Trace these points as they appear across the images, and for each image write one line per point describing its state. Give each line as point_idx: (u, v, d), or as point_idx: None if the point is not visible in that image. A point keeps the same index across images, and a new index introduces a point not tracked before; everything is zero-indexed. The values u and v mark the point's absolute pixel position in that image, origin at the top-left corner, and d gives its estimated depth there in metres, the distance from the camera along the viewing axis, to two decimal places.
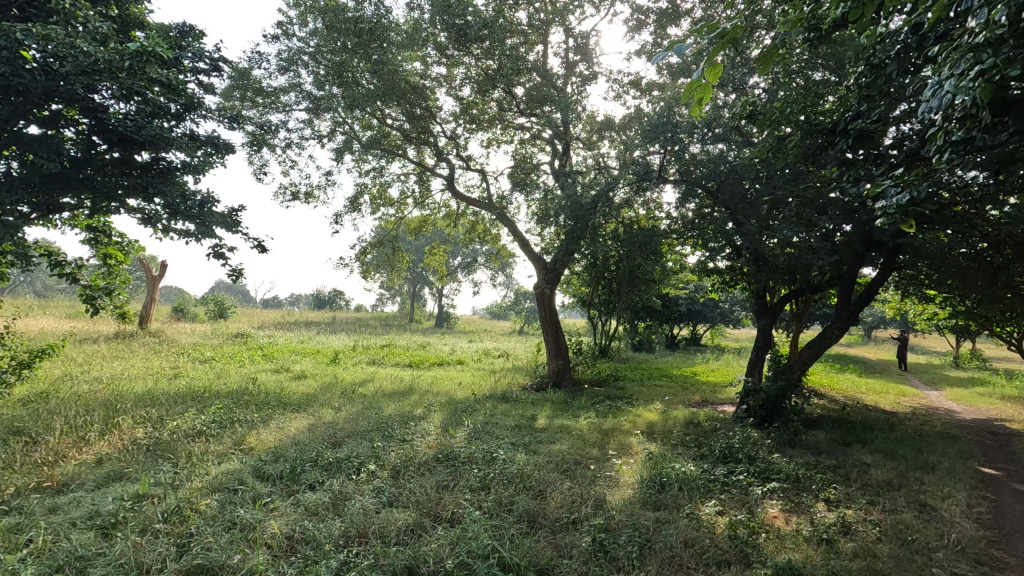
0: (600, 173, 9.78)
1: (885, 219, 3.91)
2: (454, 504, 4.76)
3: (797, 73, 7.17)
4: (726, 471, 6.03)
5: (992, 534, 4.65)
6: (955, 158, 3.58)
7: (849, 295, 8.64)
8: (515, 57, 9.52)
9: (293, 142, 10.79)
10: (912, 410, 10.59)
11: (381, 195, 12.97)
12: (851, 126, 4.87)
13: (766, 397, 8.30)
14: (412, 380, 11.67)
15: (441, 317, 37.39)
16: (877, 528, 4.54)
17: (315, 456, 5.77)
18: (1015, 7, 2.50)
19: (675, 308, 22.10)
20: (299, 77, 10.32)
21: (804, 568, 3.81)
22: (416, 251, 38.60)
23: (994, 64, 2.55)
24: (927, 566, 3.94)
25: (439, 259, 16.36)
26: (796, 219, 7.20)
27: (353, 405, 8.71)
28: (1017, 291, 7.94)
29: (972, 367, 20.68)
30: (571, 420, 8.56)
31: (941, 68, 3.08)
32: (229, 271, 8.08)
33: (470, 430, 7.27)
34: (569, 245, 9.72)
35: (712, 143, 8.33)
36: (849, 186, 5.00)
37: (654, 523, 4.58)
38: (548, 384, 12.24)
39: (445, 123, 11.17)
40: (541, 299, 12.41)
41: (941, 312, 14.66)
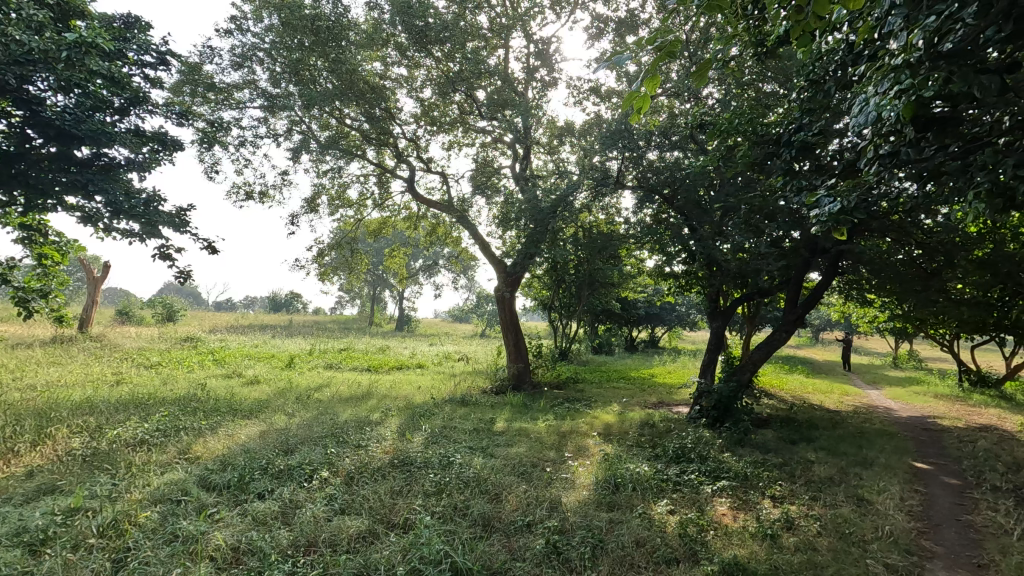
0: (560, 178, 9.89)
1: (820, 227, 4.13)
2: (408, 510, 4.70)
3: (748, 86, 7.46)
4: (679, 471, 6.18)
5: (922, 526, 4.93)
6: (884, 171, 3.81)
7: (796, 298, 8.97)
8: (475, 61, 9.54)
9: (247, 141, 10.50)
10: (854, 409, 11.09)
11: (340, 196, 12.75)
12: (794, 138, 5.11)
13: (718, 398, 8.57)
14: (369, 384, 11.49)
15: (402, 320, 36.98)
16: (818, 523, 4.75)
17: (265, 464, 5.61)
18: (929, 32, 2.70)
19: (634, 311, 22.54)
20: (253, 74, 10.06)
21: (748, 564, 3.92)
22: (375, 253, 38.14)
23: (911, 84, 2.75)
24: (862, 557, 4.14)
25: (399, 262, 16.16)
26: (745, 226, 7.50)
27: (308, 410, 8.52)
28: (948, 295, 8.45)
29: (909, 367, 21.86)
30: (529, 423, 8.60)
31: (868, 86, 3.29)
32: (177, 273, 7.76)
33: (428, 435, 7.22)
34: (529, 248, 9.80)
35: (668, 151, 8.65)
36: (792, 195, 5.24)
37: (607, 523, 4.64)
38: (507, 387, 12.25)
39: (405, 125, 11.09)
40: (500, 302, 12.44)
41: (881, 315, 15.45)
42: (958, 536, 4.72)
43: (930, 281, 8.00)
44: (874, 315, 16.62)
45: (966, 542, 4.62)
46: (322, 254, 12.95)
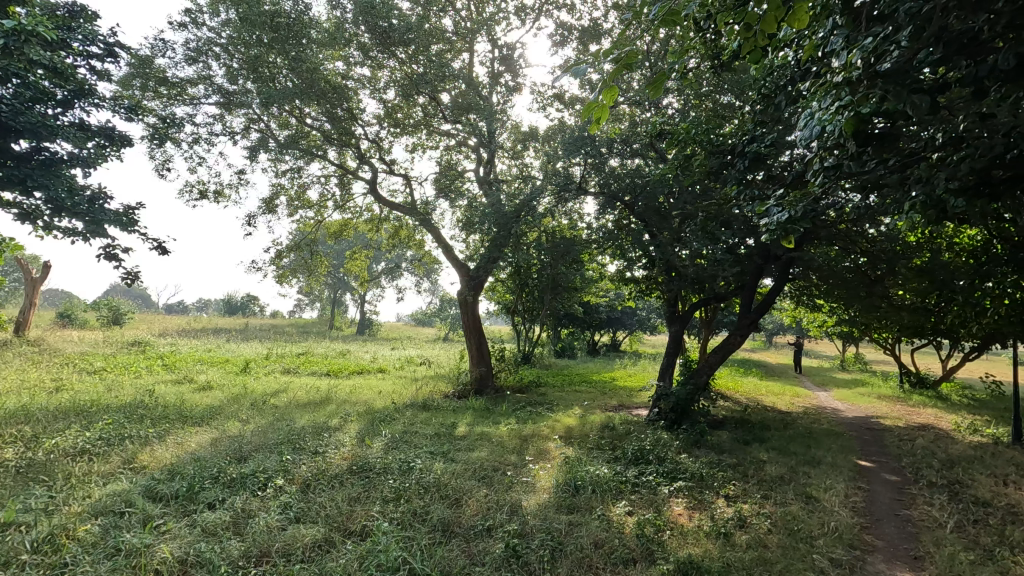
0: (523, 183, 9.96)
1: (770, 235, 4.30)
2: (365, 517, 4.62)
3: (706, 97, 7.70)
4: (637, 472, 6.28)
5: (864, 521, 5.16)
6: (828, 182, 4.01)
7: (750, 303, 9.27)
8: (439, 64, 9.53)
9: (201, 138, 10.15)
10: (804, 410, 11.54)
11: (299, 196, 12.47)
12: (747, 149, 5.30)
13: (676, 400, 8.77)
14: (328, 389, 11.24)
15: (363, 324, 36.42)
16: (769, 521, 4.91)
17: (216, 472, 5.42)
18: (866, 53, 2.87)
19: (596, 316, 22.84)
20: (209, 69, 9.75)
21: (703, 562, 4.02)
22: (336, 255, 37.44)
23: (850, 101, 2.90)
24: (809, 553, 4.31)
25: (361, 265, 15.90)
26: (702, 233, 7.72)
27: (263, 416, 8.26)
28: (890, 301, 8.90)
29: (855, 369, 22.92)
30: (490, 427, 8.59)
31: (812, 102, 3.47)
32: (124, 274, 7.42)
33: (388, 440, 7.12)
34: (493, 252, 9.82)
35: (629, 159, 8.84)
36: (746, 204, 5.43)
37: (566, 525, 4.69)
38: (470, 392, 12.20)
39: (367, 126, 10.94)
40: (464, 306, 12.40)
41: (830, 319, 16.13)
42: (897, 530, 4.97)
43: (874, 287, 8.41)
44: (823, 320, 17.34)
45: (904, 535, 4.87)
46: (280, 256, 12.62)
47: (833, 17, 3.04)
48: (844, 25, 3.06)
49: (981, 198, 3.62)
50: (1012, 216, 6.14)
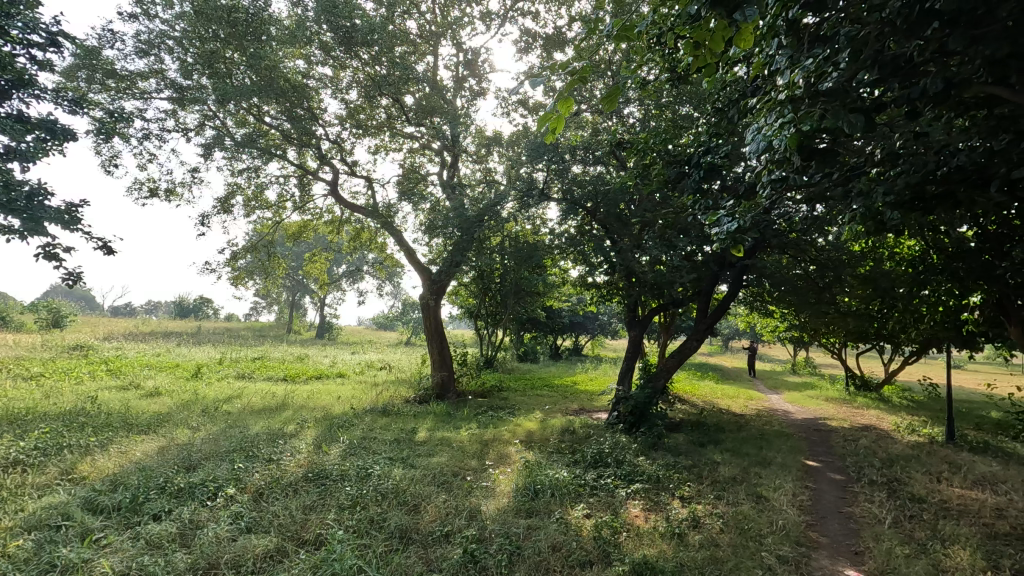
0: (487, 188, 9.99)
1: (722, 243, 4.46)
2: (319, 525, 4.53)
3: (666, 108, 7.91)
4: (596, 476, 6.37)
5: (810, 518, 5.38)
6: (776, 194, 4.20)
7: (707, 309, 9.55)
8: (403, 66, 9.47)
9: (152, 134, 9.76)
10: (757, 413, 11.94)
11: (257, 196, 12.13)
12: (703, 160, 5.49)
13: (635, 404, 8.95)
14: (285, 395, 10.95)
15: (322, 327, 35.74)
16: (721, 520, 5.06)
17: (163, 482, 5.21)
18: (808, 72, 3.03)
19: (558, 320, 23.04)
20: (161, 63, 9.41)
21: (657, 563, 4.11)
22: (295, 257, 36.57)
23: (794, 118, 3.06)
24: (758, 551, 4.45)
25: (320, 267, 15.59)
26: (661, 239, 7.91)
27: (215, 423, 7.99)
28: (836, 307, 9.32)
29: (805, 373, 23.88)
30: (451, 432, 8.54)
31: (760, 117, 3.64)
32: (65, 274, 7.06)
33: (345, 446, 7.00)
34: (455, 256, 9.79)
35: (592, 166, 8.99)
36: (700, 213, 5.61)
37: (525, 529, 4.71)
38: (431, 396, 12.10)
39: (329, 126, 10.75)
40: (425, 310, 12.32)
41: (782, 325, 16.75)
42: (840, 527, 5.21)
43: (822, 294, 8.78)
44: (775, 325, 17.99)
45: (846, 532, 5.10)
46: (236, 257, 12.23)
47: (778, 37, 3.19)
48: (789, 46, 3.22)
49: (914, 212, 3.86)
50: (945, 228, 6.54)
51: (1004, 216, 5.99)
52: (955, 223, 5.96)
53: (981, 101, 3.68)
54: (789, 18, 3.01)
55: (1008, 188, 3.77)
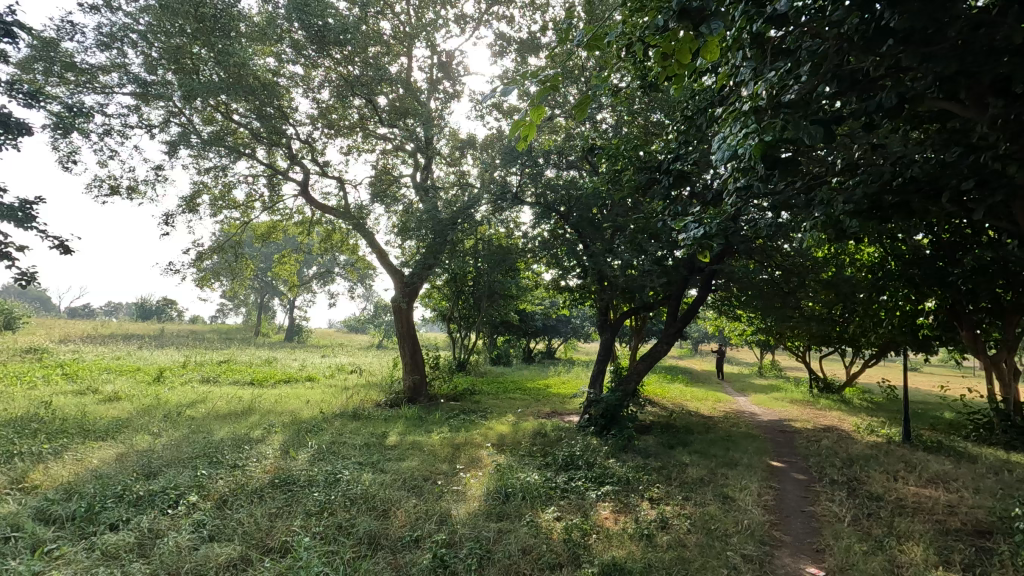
0: (460, 191, 9.97)
1: (689, 249, 4.56)
2: (285, 533, 4.44)
3: (637, 115, 8.03)
4: (567, 478, 6.40)
5: (774, 518, 5.51)
6: (740, 202, 4.31)
7: (676, 312, 9.70)
8: (376, 67, 9.39)
9: (113, 130, 9.44)
10: (725, 414, 12.19)
11: (224, 196, 11.85)
12: (673, 166, 5.59)
13: (606, 407, 9.04)
14: (251, 399, 10.70)
15: (292, 330, 35.07)
16: (689, 521, 5.14)
17: (121, 490, 5.03)
18: (770, 85, 3.13)
19: (531, 323, 23.12)
20: (124, 57, 9.11)
21: (626, 564, 4.16)
22: (263, 258, 35.82)
23: (757, 129, 3.16)
24: (724, 550, 4.54)
25: (290, 268, 15.30)
26: (632, 244, 8.02)
27: (177, 429, 7.75)
28: (800, 311, 9.58)
29: (771, 375, 24.48)
30: (422, 435, 8.48)
31: (725, 126, 3.73)
32: (19, 274, 6.76)
33: (314, 451, 6.88)
34: (428, 259, 9.74)
35: (565, 170, 9.05)
36: (670, 218, 5.72)
37: (495, 533, 4.70)
38: (403, 400, 11.99)
39: (300, 126, 10.58)
40: (397, 313, 12.22)
41: (749, 328, 17.14)
42: (802, 526, 5.35)
43: (787, 298, 9.01)
44: (743, 329, 18.41)
45: (808, 530, 5.24)
46: (202, 258, 11.91)
47: (743, 49, 3.29)
48: (753, 58, 3.31)
49: (872, 220, 4.00)
50: (902, 237, 6.80)
51: (957, 225, 6.27)
52: (911, 232, 6.21)
53: (934, 115, 3.84)
54: (753, 31, 3.09)
55: (958, 198, 3.95)
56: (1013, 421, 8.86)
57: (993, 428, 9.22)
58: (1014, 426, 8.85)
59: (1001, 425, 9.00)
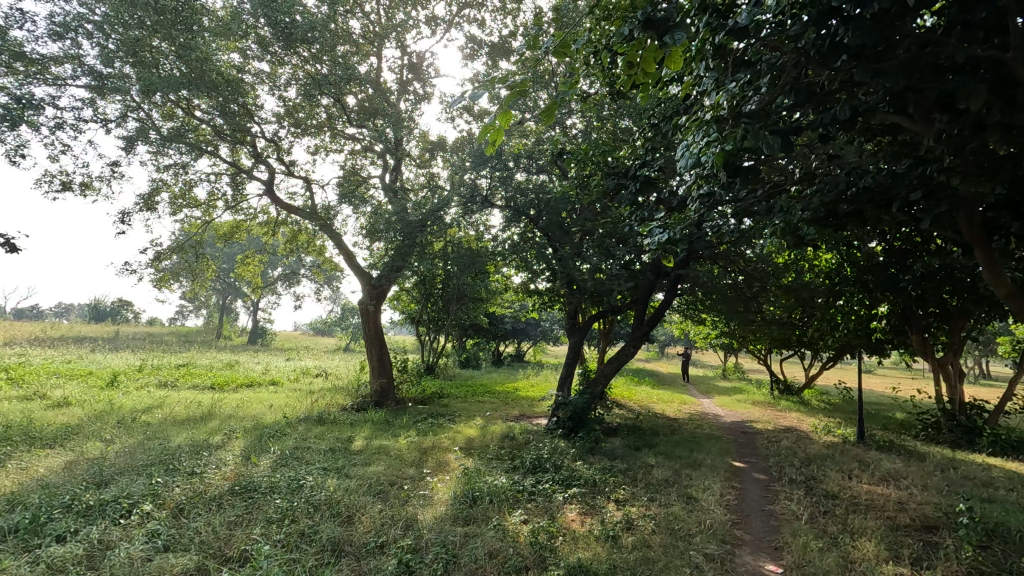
0: (430, 193, 9.92)
1: (654, 253, 4.64)
2: (244, 541, 4.32)
3: (606, 121, 8.14)
4: (534, 481, 6.42)
5: (735, 517, 5.64)
6: (704, 208, 4.41)
7: (643, 316, 9.84)
8: (345, 66, 9.26)
9: (66, 124, 9.03)
10: (689, 416, 12.43)
11: (184, 194, 11.48)
12: (640, 172, 5.68)
13: (573, 409, 9.11)
14: (212, 404, 10.37)
15: (255, 333, 34.20)
16: (653, 522, 5.21)
17: (69, 500, 4.82)
18: (732, 95, 3.22)
19: (501, 327, 23.12)
20: (78, 48, 8.73)
21: (591, 566, 4.19)
22: (226, 258, 34.86)
23: (718, 138, 3.25)
24: (687, 550, 4.62)
25: (254, 269, 14.93)
26: (600, 248, 8.11)
27: (132, 435, 7.46)
28: (762, 315, 9.85)
29: (734, 378, 25.07)
30: (389, 440, 8.37)
31: (689, 134, 3.83)
32: None
33: (277, 457, 6.72)
34: (396, 261, 9.65)
35: (535, 174, 9.08)
36: (636, 223, 5.82)
37: (462, 537, 4.67)
38: (370, 404, 11.83)
39: (265, 124, 10.35)
40: (365, 315, 12.04)
41: (714, 332, 17.53)
42: (762, 525, 5.49)
43: (750, 302, 9.25)
44: (708, 332, 18.81)
45: (768, 529, 5.39)
46: (160, 258, 11.50)
47: (705, 60, 3.38)
48: (715, 69, 3.41)
49: (828, 227, 4.15)
50: (857, 244, 7.07)
51: (907, 233, 6.56)
52: (864, 240, 6.47)
53: (885, 129, 4.01)
54: (716, 43, 3.18)
55: (908, 207, 4.13)
56: (958, 420, 9.32)
57: (940, 427, 9.66)
58: (959, 425, 9.31)
59: (948, 424, 9.45)
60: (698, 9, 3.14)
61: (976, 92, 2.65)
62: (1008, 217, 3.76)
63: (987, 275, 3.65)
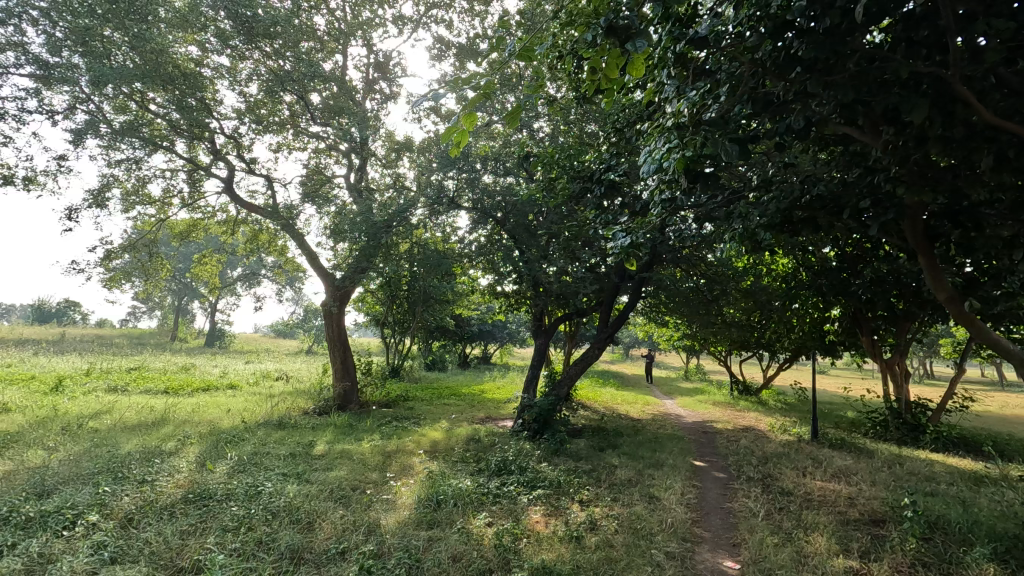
0: (396, 194, 9.81)
1: (617, 256, 4.70)
2: (197, 551, 4.17)
3: (573, 125, 8.23)
4: (499, 484, 6.40)
5: (695, 515, 5.77)
6: (666, 213, 4.50)
7: (608, 318, 9.95)
8: (308, 62, 9.08)
9: (8, 114, 8.55)
10: (652, 417, 12.64)
11: (137, 190, 11.03)
12: (605, 176, 5.76)
13: (539, 411, 9.15)
14: (165, 409, 9.99)
15: (213, 336, 33.16)
16: (617, 522, 5.27)
17: (6, 513, 4.55)
18: (692, 102, 3.30)
19: (467, 329, 23.04)
20: (22, 34, 8.28)
21: (554, 567, 4.21)
22: (182, 257, 33.64)
23: (679, 144, 3.33)
24: (648, 548, 4.71)
25: (211, 270, 14.45)
26: (566, 251, 8.18)
27: (77, 443, 7.10)
28: (722, 317, 10.10)
29: (696, 379, 25.64)
30: (352, 444, 8.23)
31: (651, 140, 3.90)
32: None
33: (234, 463, 6.51)
34: (361, 262, 9.51)
35: (502, 176, 9.02)
36: (601, 226, 5.90)
37: (425, 541, 4.63)
38: (332, 408, 11.60)
39: (225, 120, 10.05)
40: (328, 317, 11.82)
41: (676, 334, 17.90)
42: (721, 522, 5.62)
43: (711, 304, 9.47)
44: (671, 334, 19.20)
45: (727, 526, 5.53)
46: (110, 257, 11.00)
47: (667, 68, 3.46)
48: (677, 77, 3.49)
49: (783, 233, 4.29)
50: (812, 249, 7.32)
51: (857, 239, 6.85)
52: (818, 245, 6.71)
53: (837, 139, 4.17)
54: (677, 51, 3.27)
55: (858, 215, 4.30)
56: (904, 418, 9.80)
57: (887, 425, 10.13)
58: (905, 423, 9.80)
59: (894, 422, 9.92)
60: (660, 18, 3.20)
61: (918, 106, 2.78)
62: (948, 225, 3.96)
63: (929, 280, 3.84)
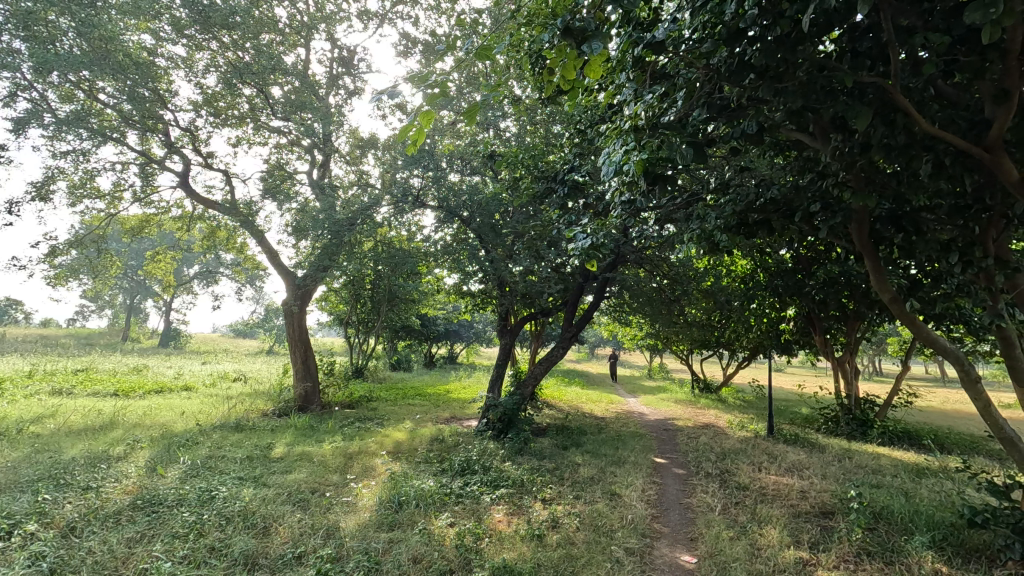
0: (359, 192, 9.66)
1: (579, 256, 4.74)
2: (144, 560, 4.00)
3: (539, 125, 8.26)
4: (462, 484, 6.38)
5: (655, 511, 5.88)
6: (625, 215, 4.55)
7: (572, 317, 10.00)
8: (268, 54, 8.83)
9: None
10: (616, 415, 12.79)
11: (85, 183, 10.52)
12: (569, 176, 5.80)
13: (503, 411, 9.14)
14: (113, 412, 9.56)
15: (167, 335, 32.00)
16: (578, 519, 5.32)
17: None
18: (649, 105, 3.35)
19: (433, 328, 22.88)
20: None
21: (515, 566, 4.21)
22: (134, 254, 32.30)
23: (636, 146, 3.36)
24: (608, 545, 4.76)
25: (166, 267, 13.92)
26: (532, 251, 8.19)
27: (16, 448, 6.73)
28: (684, 316, 10.32)
29: (660, 377, 26.11)
30: (312, 445, 8.08)
31: (611, 141, 3.94)
32: None
33: (186, 467, 6.29)
34: (323, 260, 9.33)
35: (468, 176, 9.01)
36: (564, 227, 5.93)
37: (385, 544, 4.57)
38: (293, 409, 11.35)
39: (180, 112, 9.72)
40: (289, 317, 11.55)
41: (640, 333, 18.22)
42: (680, 517, 5.75)
43: (673, 304, 9.65)
44: (635, 334, 19.52)
45: (684, 521, 5.66)
46: (55, 252, 10.45)
47: (627, 71, 3.51)
48: (636, 80, 3.54)
49: (738, 235, 4.40)
50: (768, 250, 7.53)
51: (811, 242, 7.08)
52: (774, 246, 6.91)
53: (790, 144, 4.30)
54: (635, 54, 3.32)
55: (809, 218, 4.44)
56: (853, 414, 10.19)
57: (838, 421, 10.53)
58: (854, 419, 10.19)
59: (845, 417, 10.31)
60: (620, 22, 3.25)
61: (863, 114, 2.90)
62: (892, 229, 4.10)
63: (874, 283, 3.98)
